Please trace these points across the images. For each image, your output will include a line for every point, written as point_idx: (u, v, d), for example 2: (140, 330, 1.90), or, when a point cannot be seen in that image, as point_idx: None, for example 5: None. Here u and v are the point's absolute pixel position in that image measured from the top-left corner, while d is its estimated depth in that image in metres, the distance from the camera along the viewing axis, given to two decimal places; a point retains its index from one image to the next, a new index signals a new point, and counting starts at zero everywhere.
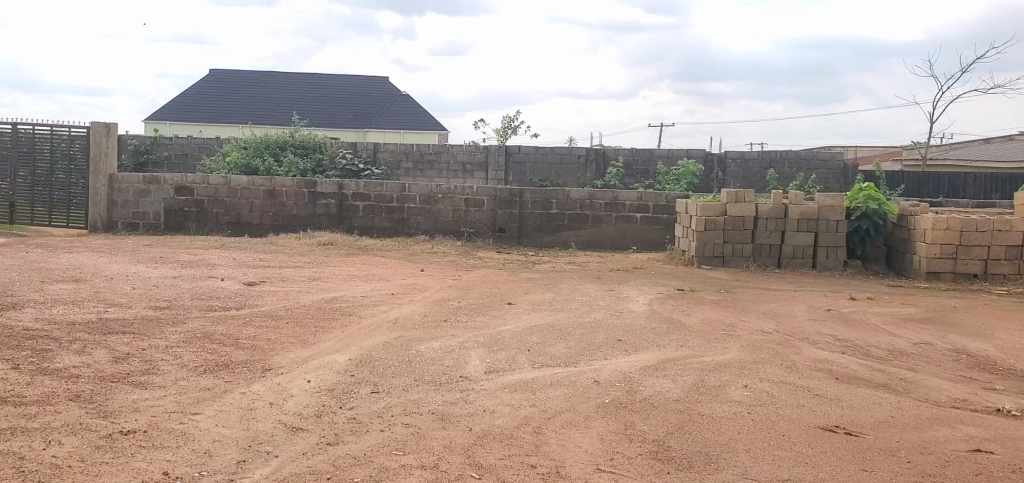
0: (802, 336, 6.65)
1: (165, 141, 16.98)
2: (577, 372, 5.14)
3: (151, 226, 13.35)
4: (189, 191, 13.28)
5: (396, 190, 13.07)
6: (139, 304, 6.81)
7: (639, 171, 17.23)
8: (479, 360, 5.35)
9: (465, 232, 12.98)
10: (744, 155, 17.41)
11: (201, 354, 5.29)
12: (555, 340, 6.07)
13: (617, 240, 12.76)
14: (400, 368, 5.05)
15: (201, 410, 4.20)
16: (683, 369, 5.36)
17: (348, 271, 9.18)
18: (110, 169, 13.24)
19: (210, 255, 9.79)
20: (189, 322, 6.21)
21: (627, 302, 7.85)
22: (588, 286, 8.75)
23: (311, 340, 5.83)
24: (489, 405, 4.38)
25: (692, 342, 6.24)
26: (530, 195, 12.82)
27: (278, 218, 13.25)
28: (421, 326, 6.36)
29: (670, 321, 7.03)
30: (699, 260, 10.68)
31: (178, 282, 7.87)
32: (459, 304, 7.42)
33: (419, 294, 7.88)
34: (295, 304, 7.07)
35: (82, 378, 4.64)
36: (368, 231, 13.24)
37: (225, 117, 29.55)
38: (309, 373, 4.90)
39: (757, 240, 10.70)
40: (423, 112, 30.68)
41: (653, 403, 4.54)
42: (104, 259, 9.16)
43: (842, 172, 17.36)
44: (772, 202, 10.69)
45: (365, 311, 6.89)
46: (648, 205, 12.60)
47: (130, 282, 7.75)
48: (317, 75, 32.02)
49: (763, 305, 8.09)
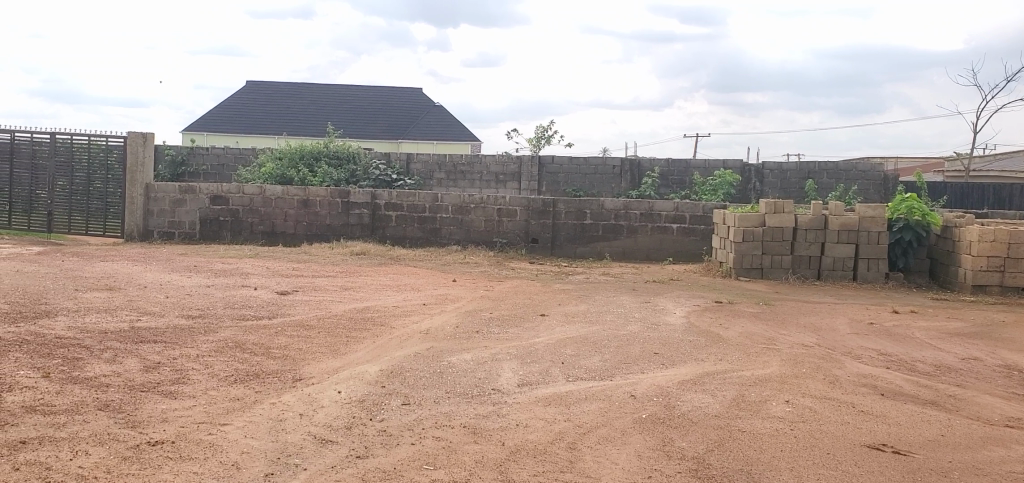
0: (845, 350, 6.46)
1: (201, 151, 17.12)
2: (612, 386, 5.01)
3: (187, 235, 13.42)
4: (224, 201, 13.34)
5: (429, 199, 13.01)
6: (171, 313, 6.80)
7: (675, 181, 17.05)
8: (512, 372, 5.25)
9: (498, 242, 12.88)
10: (782, 166, 17.18)
11: (232, 363, 5.24)
12: (590, 352, 5.94)
13: (653, 251, 12.59)
14: (432, 380, 4.95)
15: (230, 420, 4.13)
16: (722, 383, 5.22)
17: (380, 281, 9.12)
18: (146, 178, 13.35)
19: (244, 264, 9.79)
20: (221, 331, 6.17)
21: (663, 315, 7.70)
22: (623, 298, 8.61)
23: (343, 349, 5.77)
24: (523, 418, 4.27)
25: (731, 355, 6.08)
26: (564, 205, 12.71)
27: (311, 227, 13.27)
28: (454, 337, 6.27)
29: (708, 334, 6.88)
30: (736, 272, 10.49)
31: (211, 291, 7.86)
32: (492, 315, 7.32)
33: (452, 305, 7.80)
34: (327, 314, 7.02)
35: (112, 387, 4.60)
36: (400, 241, 13.19)
37: (261, 128, 29.79)
38: (340, 384, 4.82)
39: (796, 251, 10.49)
40: (457, 123, 30.72)
41: (692, 419, 4.40)
42: (139, 268, 9.19)
43: (882, 183, 17.07)
44: (812, 212, 10.49)
45: (397, 321, 6.82)
46: (684, 216, 12.44)
47: (163, 291, 7.75)
48: (351, 86, 32.21)
49: (803, 318, 7.90)
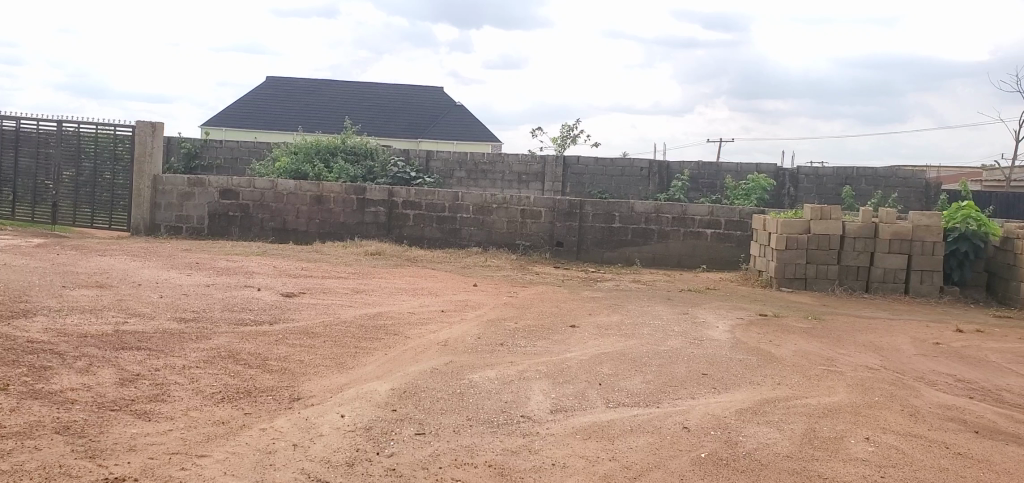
0: (916, 374, 5.72)
1: (215, 144, 16.54)
2: (661, 415, 4.29)
3: (195, 230, 12.80)
4: (234, 195, 12.71)
5: (449, 198, 12.33)
6: (163, 315, 6.14)
7: (706, 185, 16.33)
8: (543, 394, 4.54)
9: (521, 245, 12.18)
10: (818, 171, 16.41)
11: (221, 378, 4.57)
12: (630, 372, 5.22)
13: (685, 258, 11.85)
14: (451, 403, 4.25)
15: (209, 452, 3.45)
16: (788, 415, 4.49)
17: (395, 284, 8.44)
18: (154, 170, 12.72)
19: (249, 262, 9.13)
20: (214, 338, 5.50)
21: (706, 328, 6.96)
22: (659, 309, 7.88)
23: (350, 362, 5.08)
24: (558, 457, 3.56)
25: (790, 379, 5.36)
26: (592, 207, 12.00)
27: (325, 225, 12.63)
28: (474, 350, 5.57)
29: (759, 352, 6.15)
30: (778, 282, 9.74)
31: (210, 291, 7.20)
32: (517, 325, 6.62)
33: (472, 313, 7.10)
34: (334, 320, 6.34)
35: (78, 404, 3.93)
36: (417, 241, 12.51)
37: (280, 124, 29.22)
38: (344, 406, 4.14)
39: (843, 261, 9.74)
40: (478, 123, 30.10)
41: (760, 461, 3.68)
42: (136, 264, 8.54)
43: (924, 190, 16.25)
44: (861, 220, 9.73)
45: (411, 331, 6.12)
46: (719, 220, 11.70)
47: (158, 290, 7.10)
48: (371, 85, 31.64)
49: (860, 335, 7.15)
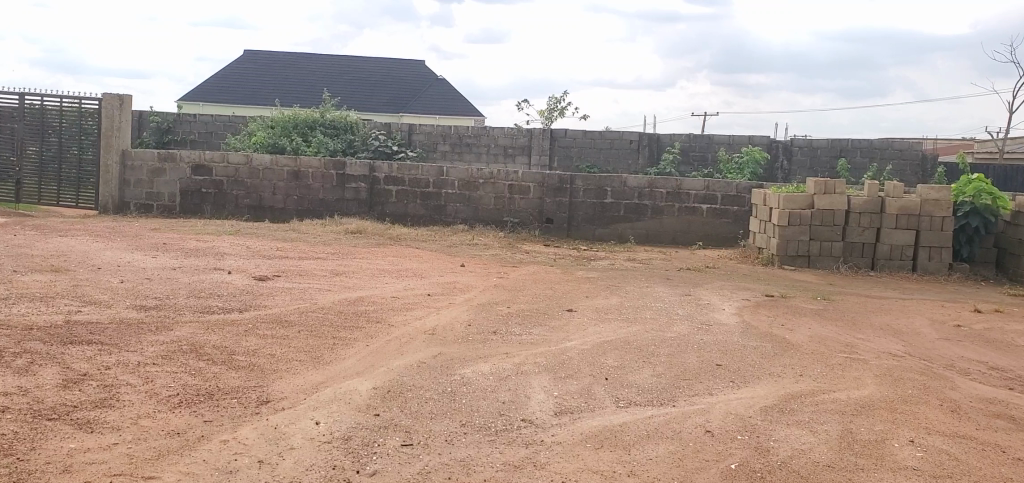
0: (945, 362, 5.25)
1: (188, 118, 15.87)
2: (679, 416, 3.80)
3: (166, 208, 12.18)
4: (207, 171, 12.09)
5: (433, 173, 11.78)
6: (121, 303, 5.58)
7: (697, 158, 15.85)
8: (544, 393, 4.03)
9: (508, 222, 11.67)
10: (812, 143, 15.98)
11: (180, 377, 4.03)
12: (638, 363, 4.72)
13: (679, 234, 11.37)
14: (442, 405, 3.75)
15: (158, 474, 2.93)
16: (818, 413, 4.02)
17: (377, 265, 7.91)
18: (123, 144, 12.08)
19: (221, 242, 8.56)
20: (176, 329, 4.95)
21: (712, 312, 6.48)
22: (660, 290, 7.39)
23: (328, 356, 4.56)
24: (568, 473, 3.06)
25: (812, 370, 4.88)
26: (583, 181, 11.48)
27: (303, 202, 12.05)
28: (464, 340, 5.06)
29: (773, 338, 5.68)
30: (781, 260, 9.28)
31: (175, 275, 6.63)
32: (510, 310, 6.11)
33: (461, 296, 6.58)
34: (310, 307, 5.80)
35: (8, 414, 3.39)
36: (400, 218, 11.96)
37: (257, 99, 28.44)
38: (320, 411, 3.62)
39: (848, 238, 9.29)
40: (460, 97, 29.45)
41: (799, 474, 3.20)
42: (99, 245, 7.94)
43: (920, 163, 15.84)
44: (867, 194, 9.26)
45: (395, 317, 5.60)
46: (715, 195, 11.21)
47: (119, 275, 6.52)
48: (351, 58, 30.88)
49: (875, 317, 6.69)
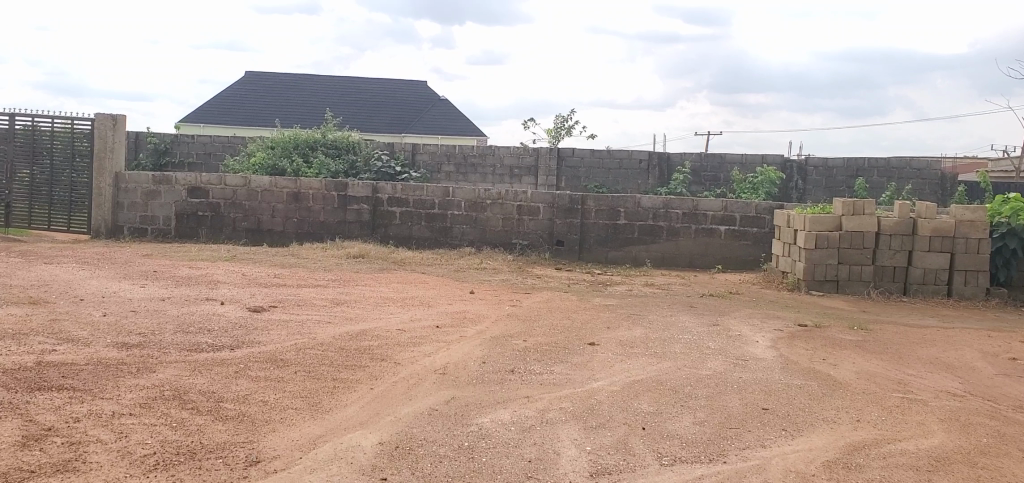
0: (1012, 403, 4.73)
1: (186, 139, 15.43)
2: (733, 477, 3.28)
3: (161, 232, 11.72)
4: (204, 193, 11.62)
5: (438, 194, 11.30)
6: (101, 340, 5.06)
7: (709, 178, 15.37)
8: (575, 447, 3.52)
9: (517, 245, 11.17)
10: (827, 162, 15.50)
11: (159, 432, 3.52)
12: (676, 409, 4.21)
13: (697, 257, 10.86)
14: (462, 466, 3.23)
15: None
16: (890, 469, 3.50)
17: (381, 293, 7.41)
18: (116, 166, 11.62)
19: (215, 269, 8.05)
20: (158, 372, 4.44)
21: (746, 345, 5.97)
22: (685, 319, 6.87)
23: (327, 403, 4.04)
24: None
25: (869, 414, 4.36)
26: (594, 202, 11.00)
27: (303, 224, 11.57)
28: (479, 381, 4.54)
29: (818, 376, 5.16)
30: (808, 285, 8.78)
31: (163, 307, 6.12)
32: (527, 345, 5.59)
33: (473, 328, 6.06)
34: (308, 342, 5.29)
35: None
36: (404, 241, 11.47)
37: (258, 120, 28.03)
38: (318, 474, 3.11)
39: (878, 261, 8.78)
40: (462, 117, 29.06)
41: None
42: (84, 274, 7.43)
43: (940, 182, 15.33)
44: (898, 215, 8.76)
45: (401, 354, 5.08)
46: (734, 216, 10.72)
47: (101, 307, 6.01)
48: (353, 79, 30.52)
49: (921, 349, 6.16)
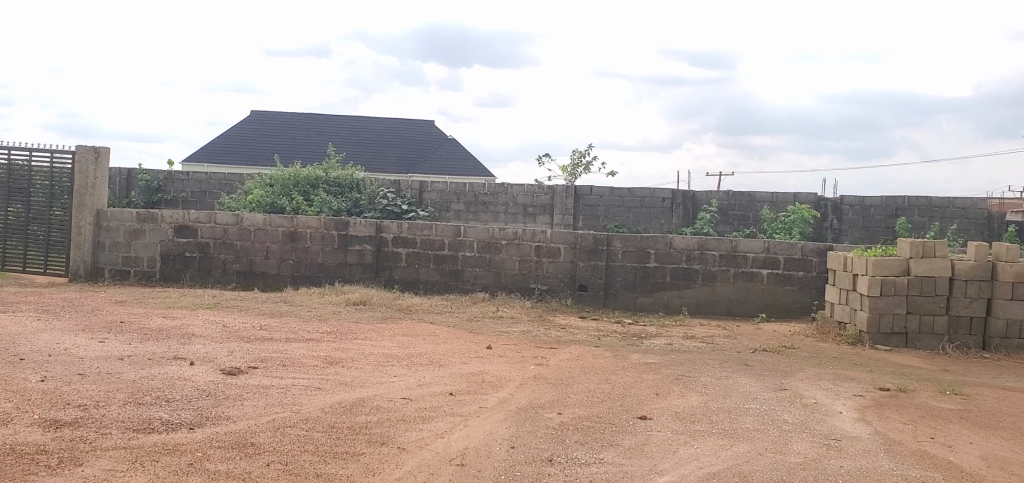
0: None
1: (180, 176, 14.46)
2: None
3: (145, 274, 10.69)
4: (191, 232, 10.61)
5: (449, 233, 10.26)
6: (25, 417, 3.97)
7: (737, 217, 14.29)
8: None
9: (536, 290, 10.09)
10: (864, 201, 14.43)
11: None
12: None
13: (735, 304, 9.75)
14: None
15: None
16: None
17: (382, 348, 6.33)
18: (98, 203, 10.61)
19: (193, 320, 6.97)
20: (85, 465, 3.34)
21: (830, 419, 4.85)
22: (746, 383, 5.76)
23: None
24: None
25: None
26: (621, 242, 9.95)
27: (299, 267, 10.52)
28: (509, 478, 3.44)
29: (938, 464, 4.05)
30: (873, 339, 7.67)
31: (120, 369, 5.04)
32: (563, 419, 4.48)
33: (495, 396, 4.96)
34: (289, 418, 4.20)
35: None
36: (411, 285, 10.40)
37: (260, 160, 27.13)
38: None
39: (952, 311, 7.67)
40: (470, 157, 28.18)
41: None
42: (38, 325, 6.36)
43: (986, 222, 14.12)
44: (973, 258, 7.68)
45: (408, 436, 4.00)
46: (777, 258, 9.64)
47: (42, 370, 4.92)
48: (359, 118, 29.70)
49: None
